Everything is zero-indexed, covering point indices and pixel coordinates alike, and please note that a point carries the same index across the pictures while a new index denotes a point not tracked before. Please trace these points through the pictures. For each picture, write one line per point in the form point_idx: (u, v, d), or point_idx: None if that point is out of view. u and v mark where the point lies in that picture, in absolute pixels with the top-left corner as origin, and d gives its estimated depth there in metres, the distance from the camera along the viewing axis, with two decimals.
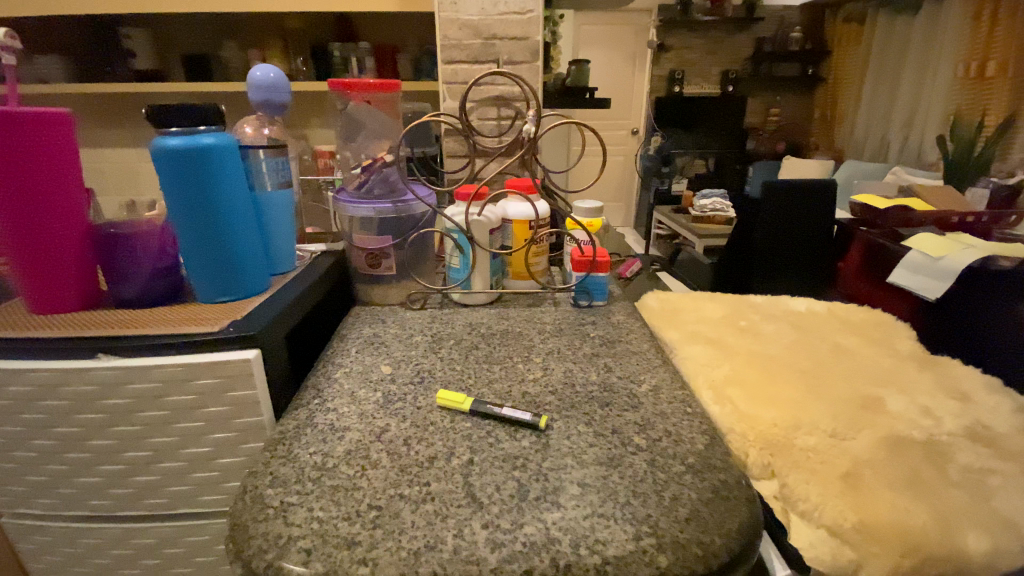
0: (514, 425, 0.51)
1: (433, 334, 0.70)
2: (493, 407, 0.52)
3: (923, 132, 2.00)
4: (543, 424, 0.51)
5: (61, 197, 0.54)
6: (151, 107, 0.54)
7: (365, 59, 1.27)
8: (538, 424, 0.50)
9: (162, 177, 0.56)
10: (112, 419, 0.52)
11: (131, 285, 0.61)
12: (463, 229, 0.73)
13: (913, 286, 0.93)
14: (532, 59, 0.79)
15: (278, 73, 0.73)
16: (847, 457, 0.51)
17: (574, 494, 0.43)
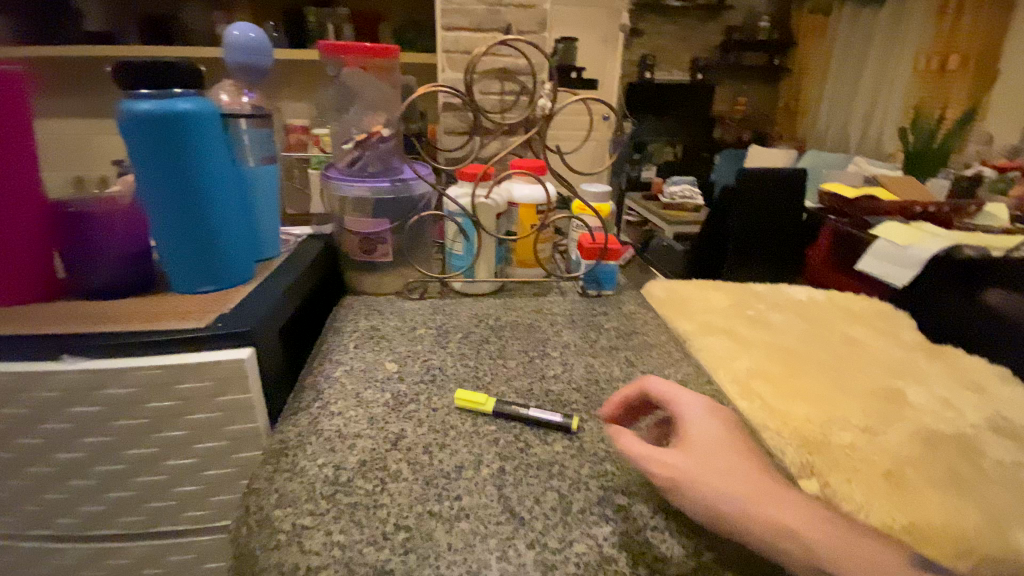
0: (543, 427, 0.47)
1: (438, 326, 0.65)
2: (519, 408, 0.48)
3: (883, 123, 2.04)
4: (575, 427, 0.47)
5: (13, 167, 0.46)
6: (118, 62, 0.46)
7: (343, 26, 1.17)
8: (570, 426, 0.46)
9: (133, 146, 0.49)
10: (78, 429, 0.44)
11: (94, 272, 0.52)
12: (469, 213, 0.68)
13: (879, 274, 0.94)
14: (540, 30, 0.74)
15: (259, 32, 0.65)
16: (885, 453, 0.50)
17: (623, 505, 0.39)
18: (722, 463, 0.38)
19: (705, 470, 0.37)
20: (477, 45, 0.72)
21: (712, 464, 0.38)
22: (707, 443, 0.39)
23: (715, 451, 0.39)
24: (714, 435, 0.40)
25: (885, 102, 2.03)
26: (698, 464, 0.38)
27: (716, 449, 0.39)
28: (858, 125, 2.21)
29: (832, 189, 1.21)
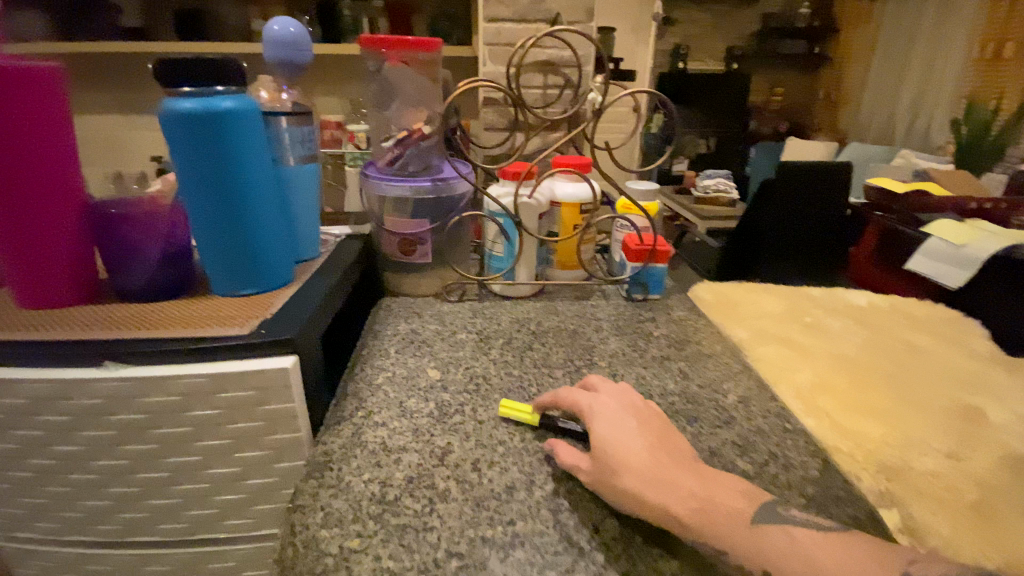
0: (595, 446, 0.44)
1: (479, 331, 0.63)
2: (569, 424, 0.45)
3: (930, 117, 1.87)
4: None
5: (49, 169, 0.45)
6: (160, 59, 0.45)
7: (378, 20, 1.15)
8: None
9: (174, 146, 0.48)
10: (122, 437, 0.44)
11: (133, 275, 0.52)
12: (511, 212, 0.65)
13: (934, 274, 0.92)
14: (587, 19, 0.70)
15: (299, 27, 0.63)
16: (970, 481, 0.46)
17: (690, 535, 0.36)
18: (626, 455, 0.39)
19: (609, 465, 0.38)
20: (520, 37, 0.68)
21: (617, 457, 0.38)
22: (611, 435, 0.40)
23: (623, 445, 0.39)
24: (621, 427, 0.41)
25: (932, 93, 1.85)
26: (604, 460, 0.39)
27: (621, 441, 0.40)
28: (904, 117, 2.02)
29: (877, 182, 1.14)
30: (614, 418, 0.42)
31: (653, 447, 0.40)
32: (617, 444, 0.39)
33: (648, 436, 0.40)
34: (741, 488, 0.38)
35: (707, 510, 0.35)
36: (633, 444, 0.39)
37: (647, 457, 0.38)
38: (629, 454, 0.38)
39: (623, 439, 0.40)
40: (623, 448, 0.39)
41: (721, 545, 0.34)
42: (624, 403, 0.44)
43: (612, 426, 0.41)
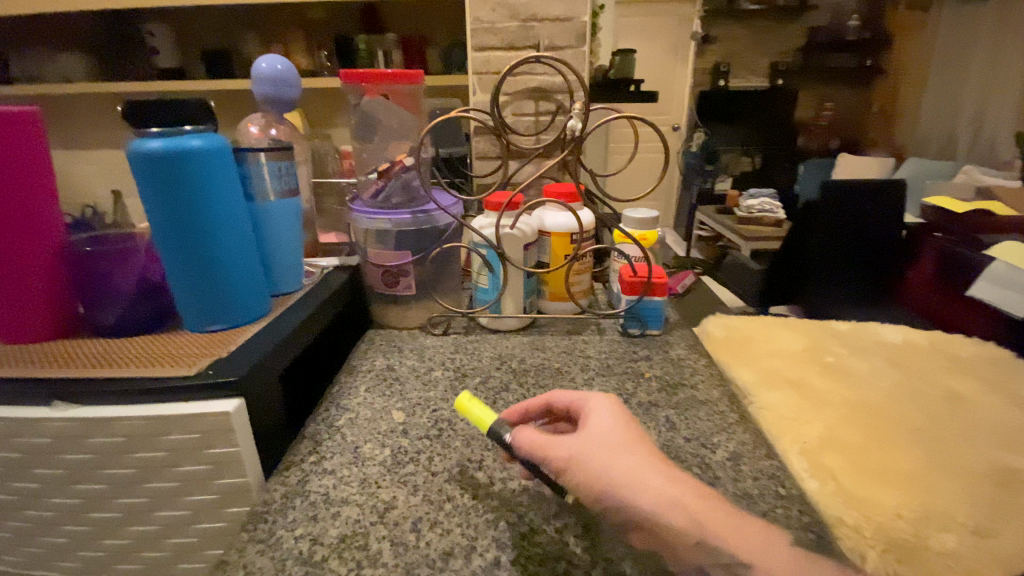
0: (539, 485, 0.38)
1: (456, 368, 0.60)
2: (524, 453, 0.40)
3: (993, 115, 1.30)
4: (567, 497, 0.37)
5: (20, 207, 0.47)
6: (127, 102, 0.46)
7: (392, 52, 1.17)
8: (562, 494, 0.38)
9: (140, 185, 0.48)
10: (73, 476, 0.43)
11: (108, 310, 0.53)
12: (492, 243, 0.62)
13: (994, 299, 0.86)
14: (577, 44, 0.69)
15: (286, 64, 0.64)
16: (1003, 567, 0.38)
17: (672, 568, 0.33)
18: (616, 443, 0.36)
19: (596, 449, 0.35)
20: (507, 65, 0.68)
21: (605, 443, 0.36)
22: (605, 424, 0.38)
23: (615, 433, 0.37)
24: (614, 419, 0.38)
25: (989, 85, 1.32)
26: (592, 444, 0.36)
27: (614, 430, 0.37)
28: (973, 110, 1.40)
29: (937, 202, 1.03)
30: (616, 414, 0.39)
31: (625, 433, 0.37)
32: (610, 435, 0.36)
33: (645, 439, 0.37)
34: (705, 554, 0.33)
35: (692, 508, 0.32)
36: (628, 440, 0.36)
37: (619, 444, 0.36)
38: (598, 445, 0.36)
39: (618, 434, 0.37)
40: (586, 439, 0.36)
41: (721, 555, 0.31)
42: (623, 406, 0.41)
43: (603, 418, 0.38)
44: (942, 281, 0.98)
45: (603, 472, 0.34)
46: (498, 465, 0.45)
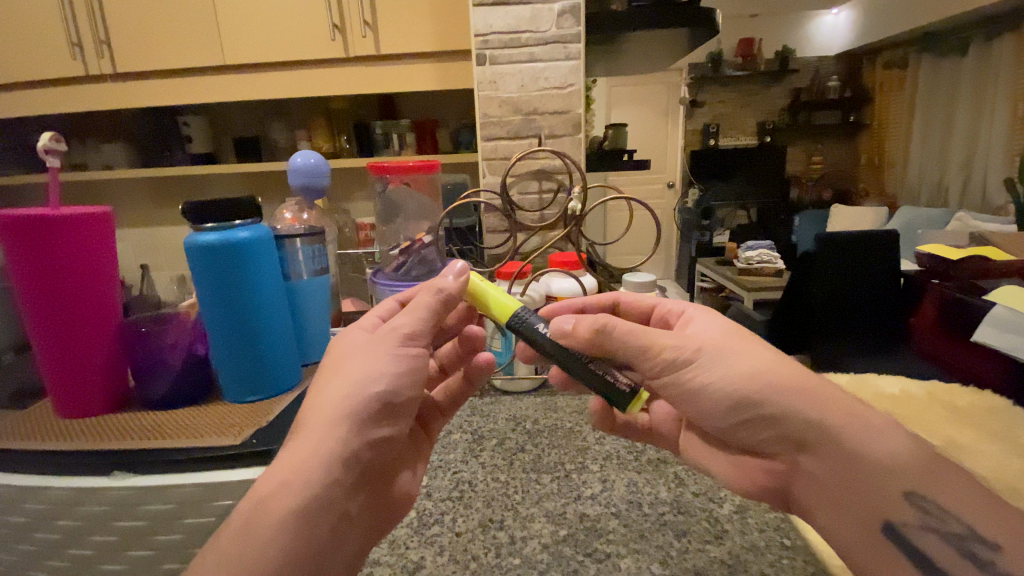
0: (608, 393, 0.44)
1: (474, 431, 0.63)
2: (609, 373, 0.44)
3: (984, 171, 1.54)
4: (629, 410, 0.44)
5: (88, 295, 0.54)
6: (191, 202, 0.53)
7: (406, 135, 1.28)
8: (625, 409, 0.43)
9: (196, 273, 0.54)
10: (122, 544, 0.46)
11: (157, 385, 0.58)
12: None
13: (1001, 345, 0.85)
14: (573, 131, 0.95)
15: (319, 158, 0.73)
16: None
17: (831, 530, 0.37)
18: (726, 345, 0.41)
19: (720, 352, 0.41)
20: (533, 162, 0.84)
21: (721, 347, 0.41)
22: (707, 333, 0.43)
23: (722, 338, 0.42)
24: (710, 329, 0.44)
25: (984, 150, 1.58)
26: (713, 348, 0.41)
27: (716, 335, 0.43)
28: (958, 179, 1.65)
29: (931, 250, 1.05)
30: (707, 324, 0.46)
31: (705, 325, 0.46)
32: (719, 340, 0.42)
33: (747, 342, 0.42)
34: None
35: (858, 428, 0.37)
36: (736, 343, 0.42)
37: (715, 336, 0.43)
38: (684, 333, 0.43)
39: (724, 339, 0.42)
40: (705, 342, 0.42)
41: (878, 513, 0.35)
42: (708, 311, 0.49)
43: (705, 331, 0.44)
44: (945, 325, 1.02)
45: (745, 379, 0.39)
46: (518, 524, 0.48)
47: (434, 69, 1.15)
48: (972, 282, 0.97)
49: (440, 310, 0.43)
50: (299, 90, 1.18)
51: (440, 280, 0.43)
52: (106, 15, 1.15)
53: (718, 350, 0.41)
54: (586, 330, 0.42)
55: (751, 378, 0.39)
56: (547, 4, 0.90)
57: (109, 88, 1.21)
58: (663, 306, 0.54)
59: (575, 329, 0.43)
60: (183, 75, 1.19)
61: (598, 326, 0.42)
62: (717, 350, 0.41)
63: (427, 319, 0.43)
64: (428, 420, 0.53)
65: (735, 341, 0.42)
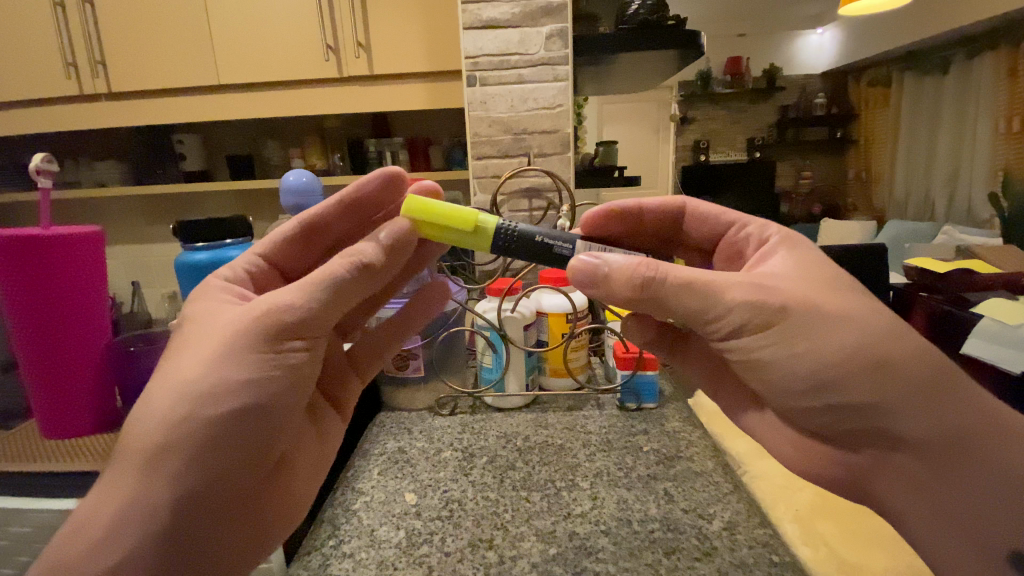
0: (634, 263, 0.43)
1: (464, 448, 0.63)
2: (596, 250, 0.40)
3: (967, 187, 1.56)
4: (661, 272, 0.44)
5: (79, 315, 0.54)
6: (183, 222, 0.54)
7: (399, 152, 1.30)
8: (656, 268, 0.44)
9: (187, 291, 0.56)
10: None
11: None
12: (495, 326, 0.68)
13: (990, 358, 0.86)
14: (562, 149, 0.97)
15: (310, 177, 0.73)
16: None
17: None
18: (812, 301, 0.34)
19: (810, 313, 0.33)
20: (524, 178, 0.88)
21: (811, 308, 0.33)
22: (783, 276, 0.35)
23: (805, 283, 0.35)
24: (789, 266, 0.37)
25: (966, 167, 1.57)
26: (803, 305, 0.33)
27: (796, 279, 0.35)
28: (941, 194, 1.68)
29: (918, 264, 1.08)
30: (783, 265, 0.37)
31: (786, 263, 0.37)
32: (805, 296, 0.34)
33: (832, 293, 0.34)
34: None
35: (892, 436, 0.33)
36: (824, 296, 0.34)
37: (800, 285, 0.35)
38: (753, 277, 0.35)
39: (810, 290, 0.34)
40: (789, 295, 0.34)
41: None
42: (787, 237, 0.41)
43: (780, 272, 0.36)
44: (934, 335, 1.01)
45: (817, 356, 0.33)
46: (507, 543, 0.47)
47: (425, 89, 1.16)
48: (958, 294, 1.00)
49: (345, 288, 0.34)
50: (293, 110, 1.19)
51: (356, 247, 0.34)
52: (101, 34, 1.17)
53: (804, 305, 0.33)
54: (623, 281, 0.35)
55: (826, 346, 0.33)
56: (536, 27, 0.92)
57: (102, 106, 1.21)
58: (737, 229, 0.46)
59: (609, 278, 0.36)
60: (177, 95, 1.20)
61: (639, 281, 0.34)
62: (808, 308, 0.33)
63: (323, 299, 0.33)
64: (331, 387, 0.47)
65: (823, 291, 0.34)
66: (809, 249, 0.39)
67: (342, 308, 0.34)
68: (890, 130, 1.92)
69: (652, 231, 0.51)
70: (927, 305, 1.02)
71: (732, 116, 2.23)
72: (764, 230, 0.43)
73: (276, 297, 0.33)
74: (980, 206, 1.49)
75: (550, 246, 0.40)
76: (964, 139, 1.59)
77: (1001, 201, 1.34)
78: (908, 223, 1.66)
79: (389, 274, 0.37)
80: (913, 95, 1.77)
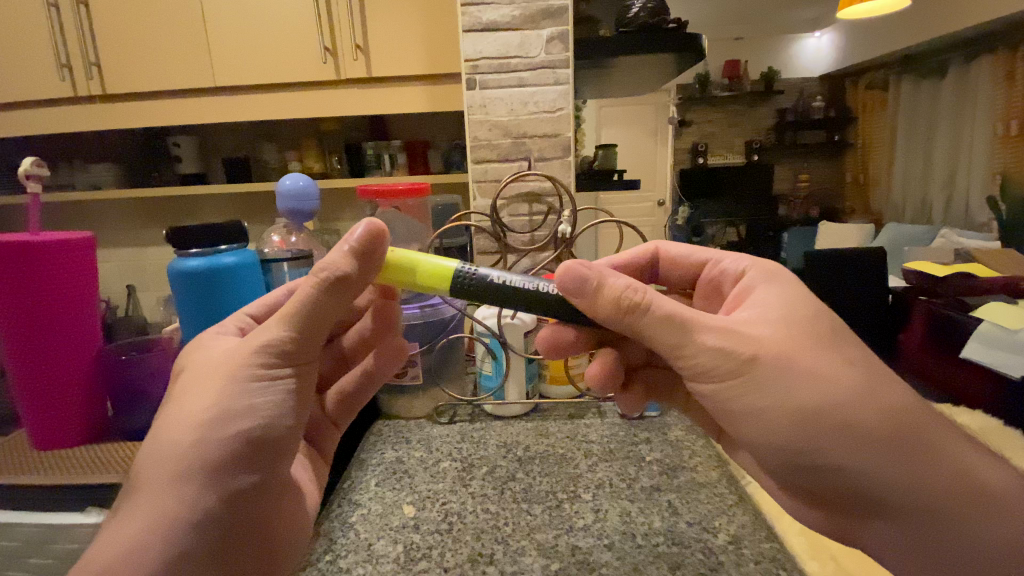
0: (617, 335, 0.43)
1: (464, 458, 0.62)
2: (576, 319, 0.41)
3: (967, 190, 1.55)
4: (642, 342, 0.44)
5: (71, 324, 0.53)
6: (175, 228, 0.53)
7: (397, 155, 1.28)
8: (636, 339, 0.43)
9: (181, 299, 0.55)
10: None
11: (140, 414, 0.59)
12: (496, 334, 0.66)
13: (988, 361, 0.86)
14: (563, 153, 0.96)
15: (307, 181, 0.72)
16: None
17: None
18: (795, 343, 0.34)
19: (795, 347, 0.34)
20: (523, 183, 0.87)
21: (794, 349, 0.34)
22: (767, 315, 0.36)
23: (786, 321, 0.35)
24: (777, 301, 0.38)
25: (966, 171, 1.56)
26: (788, 341, 0.34)
27: (782, 319, 0.36)
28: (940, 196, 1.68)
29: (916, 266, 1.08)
30: (762, 304, 0.38)
31: (774, 299, 0.38)
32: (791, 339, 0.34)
33: (820, 332, 0.35)
34: None
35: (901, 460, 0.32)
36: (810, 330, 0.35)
37: (787, 324, 0.35)
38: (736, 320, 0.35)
39: (796, 333, 0.35)
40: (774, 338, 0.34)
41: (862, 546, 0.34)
42: (767, 268, 0.42)
43: (763, 312, 0.37)
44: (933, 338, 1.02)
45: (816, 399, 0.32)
46: (509, 558, 0.46)
47: (424, 93, 1.16)
48: (957, 299, 1.00)
49: (323, 305, 0.34)
50: (289, 111, 1.18)
51: (323, 260, 0.34)
52: (97, 37, 1.16)
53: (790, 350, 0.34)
54: (610, 301, 0.36)
55: (819, 382, 0.33)
56: (536, 30, 0.91)
57: (96, 107, 1.20)
58: (712, 265, 0.48)
59: (598, 291, 0.36)
60: (173, 97, 1.19)
61: (625, 304, 0.35)
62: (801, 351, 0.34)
63: (300, 327, 0.34)
64: (316, 436, 0.47)
65: (806, 333, 0.35)
66: (790, 282, 0.40)
67: (324, 328, 0.35)
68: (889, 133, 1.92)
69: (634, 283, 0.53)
70: (927, 309, 1.03)
71: (729, 118, 2.21)
72: (739, 264, 0.45)
73: (257, 335, 0.34)
74: (978, 210, 1.49)
75: (522, 286, 0.40)
76: (963, 141, 1.59)
77: (999, 204, 1.33)
78: (905, 227, 1.67)
79: (365, 284, 0.36)
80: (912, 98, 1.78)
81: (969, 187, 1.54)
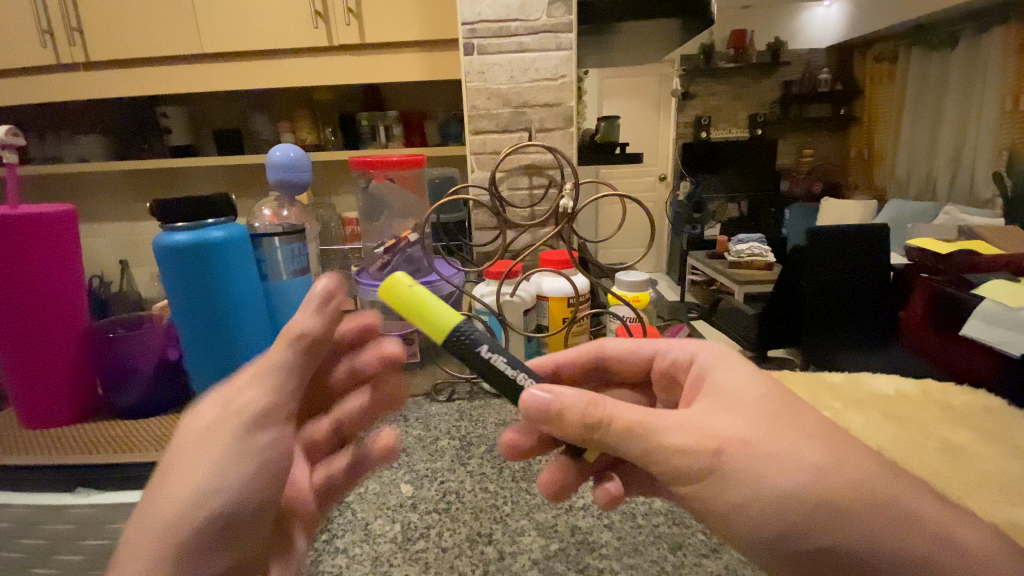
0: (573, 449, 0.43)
1: (462, 436, 0.61)
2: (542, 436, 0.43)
3: (972, 164, 1.48)
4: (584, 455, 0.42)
5: (56, 303, 0.51)
6: (158, 202, 0.51)
7: (392, 127, 1.24)
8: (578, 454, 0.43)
9: (167, 275, 0.53)
10: None
11: (129, 394, 0.57)
12: (494, 311, 0.65)
13: (992, 341, 0.84)
14: (565, 124, 0.93)
15: (298, 152, 0.69)
16: None
17: None
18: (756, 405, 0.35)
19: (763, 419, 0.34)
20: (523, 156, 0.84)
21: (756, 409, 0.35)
22: (737, 390, 0.36)
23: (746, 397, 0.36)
24: (742, 379, 0.38)
25: (973, 144, 1.49)
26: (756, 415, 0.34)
27: (749, 395, 0.36)
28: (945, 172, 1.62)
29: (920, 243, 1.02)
30: (722, 382, 0.38)
31: (735, 376, 0.38)
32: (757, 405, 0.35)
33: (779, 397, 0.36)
34: None
35: None
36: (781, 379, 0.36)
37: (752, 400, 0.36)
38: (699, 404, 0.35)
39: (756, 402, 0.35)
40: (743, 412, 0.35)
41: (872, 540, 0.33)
42: (719, 351, 0.43)
43: (727, 387, 0.37)
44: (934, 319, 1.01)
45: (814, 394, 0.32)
46: (507, 537, 0.46)
47: (420, 60, 1.11)
48: (959, 276, 0.94)
49: (293, 360, 0.37)
50: (277, 80, 1.13)
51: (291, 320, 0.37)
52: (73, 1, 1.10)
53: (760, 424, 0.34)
54: (576, 423, 0.34)
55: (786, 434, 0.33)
56: None
57: (73, 77, 1.15)
58: (661, 356, 0.48)
59: (562, 417, 0.35)
60: (154, 66, 1.14)
61: (589, 425, 0.34)
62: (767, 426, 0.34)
63: (275, 378, 0.37)
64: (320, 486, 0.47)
65: (769, 406, 0.35)
66: (737, 360, 0.41)
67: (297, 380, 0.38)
68: (896, 105, 1.83)
69: (582, 381, 0.53)
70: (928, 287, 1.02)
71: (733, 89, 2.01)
72: (688, 352, 0.45)
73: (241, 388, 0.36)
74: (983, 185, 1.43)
75: (497, 366, 0.37)
76: (971, 113, 1.51)
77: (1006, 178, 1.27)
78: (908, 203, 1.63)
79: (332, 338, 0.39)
80: (922, 67, 1.70)
81: (975, 161, 1.47)
